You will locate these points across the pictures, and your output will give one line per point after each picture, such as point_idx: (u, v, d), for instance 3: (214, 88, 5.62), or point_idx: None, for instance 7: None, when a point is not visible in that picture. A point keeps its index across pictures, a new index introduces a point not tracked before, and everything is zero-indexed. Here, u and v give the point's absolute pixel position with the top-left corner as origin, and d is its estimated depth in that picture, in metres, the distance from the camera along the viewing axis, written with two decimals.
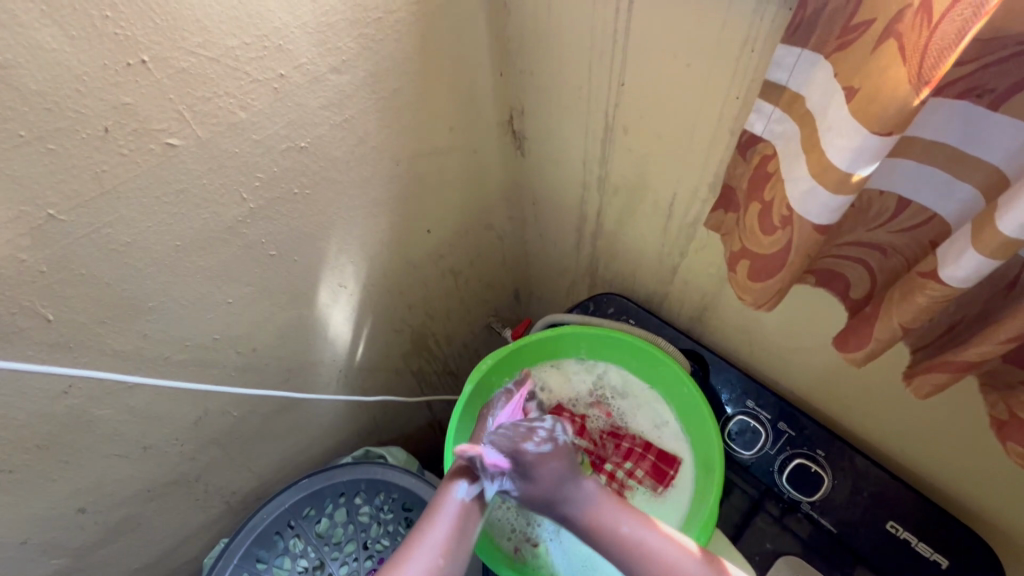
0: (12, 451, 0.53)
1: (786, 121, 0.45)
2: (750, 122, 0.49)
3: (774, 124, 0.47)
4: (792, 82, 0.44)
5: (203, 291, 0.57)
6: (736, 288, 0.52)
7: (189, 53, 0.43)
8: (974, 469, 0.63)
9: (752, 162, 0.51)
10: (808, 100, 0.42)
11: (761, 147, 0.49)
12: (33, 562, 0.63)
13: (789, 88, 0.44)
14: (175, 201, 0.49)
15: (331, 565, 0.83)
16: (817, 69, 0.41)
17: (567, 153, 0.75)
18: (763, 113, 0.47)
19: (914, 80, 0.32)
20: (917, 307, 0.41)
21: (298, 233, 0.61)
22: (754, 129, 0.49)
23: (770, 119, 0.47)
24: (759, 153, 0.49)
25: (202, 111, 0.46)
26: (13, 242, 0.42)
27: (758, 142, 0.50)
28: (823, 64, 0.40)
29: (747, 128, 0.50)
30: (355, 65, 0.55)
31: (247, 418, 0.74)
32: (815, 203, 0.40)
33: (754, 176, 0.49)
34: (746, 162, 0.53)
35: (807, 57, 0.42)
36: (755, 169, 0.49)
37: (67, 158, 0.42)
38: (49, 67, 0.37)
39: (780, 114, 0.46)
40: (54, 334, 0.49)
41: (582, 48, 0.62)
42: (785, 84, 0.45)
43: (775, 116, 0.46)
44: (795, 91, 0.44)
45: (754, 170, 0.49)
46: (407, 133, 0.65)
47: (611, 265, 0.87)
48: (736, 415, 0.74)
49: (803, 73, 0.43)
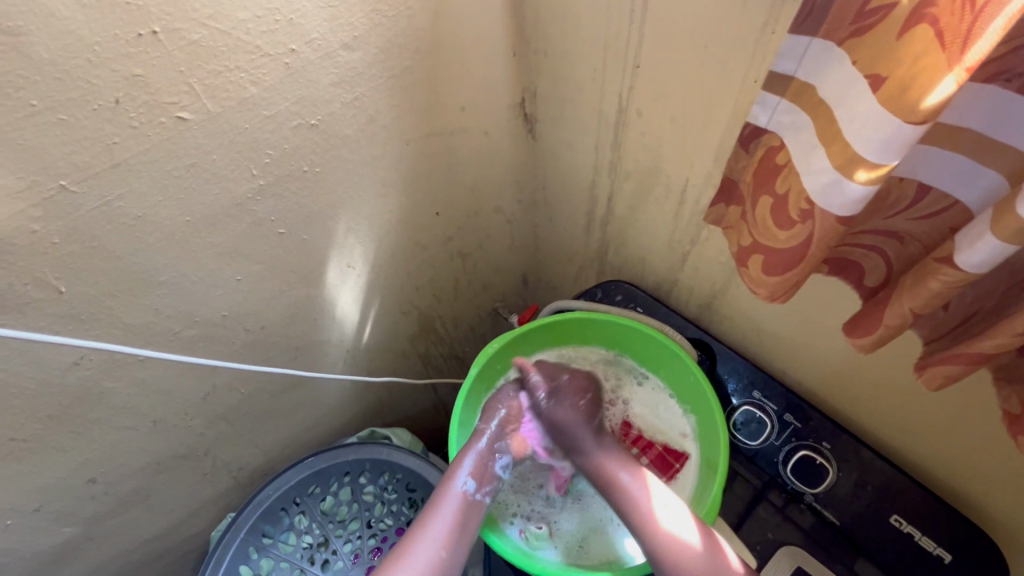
0: (25, 420, 0.54)
1: (795, 112, 0.44)
2: (754, 114, 0.48)
3: (781, 115, 0.45)
4: (800, 71, 0.43)
5: (211, 268, 0.57)
6: (749, 282, 0.52)
7: (200, 24, 0.42)
8: (980, 465, 0.63)
9: (755, 155, 0.50)
10: (821, 90, 0.40)
11: (765, 139, 0.48)
12: (46, 529, 0.64)
13: (797, 78, 0.43)
14: (185, 175, 0.49)
15: (334, 542, 0.84)
16: (831, 59, 0.39)
17: (580, 137, 0.74)
18: (768, 104, 0.46)
19: (952, 66, 0.31)
20: (928, 293, 0.41)
21: (306, 211, 0.61)
22: (758, 121, 0.48)
23: (776, 110, 0.46)
24: (763, 145, 0.48)
25: (212, 86, 0.46)
26: (26, 212, 0.43)
27: (762, 134, 0.48)
28: (838, 53, 0.38)
29: (751, 120, 0.48)
30: (367, 42, 0.54)
31: (254, 396, 0.74)
32: (840, 195, 0.39)
33: (758, 170, 0.49)
34: (747, 155, 0.52)
35: (817, 46, 0.40)
36: (760, 161, 0.48)
37: (79, 129, 0.41)
38: (60, 36, 0.37)
39: (786, 105, 0.45)
40: (65, 306, 0.49)
41: (597, 29, 0.60)
42: (793, 74, 0.43)
43: (781, 108, 0.45)
44: (804, 80, 0.42)
45: (759, 162, 0.48)
46: (418, 113, 0.64)
47: (620, 252, 0.86)
48: (742, 405, 0.74)
49: (814, 61, 0.41)
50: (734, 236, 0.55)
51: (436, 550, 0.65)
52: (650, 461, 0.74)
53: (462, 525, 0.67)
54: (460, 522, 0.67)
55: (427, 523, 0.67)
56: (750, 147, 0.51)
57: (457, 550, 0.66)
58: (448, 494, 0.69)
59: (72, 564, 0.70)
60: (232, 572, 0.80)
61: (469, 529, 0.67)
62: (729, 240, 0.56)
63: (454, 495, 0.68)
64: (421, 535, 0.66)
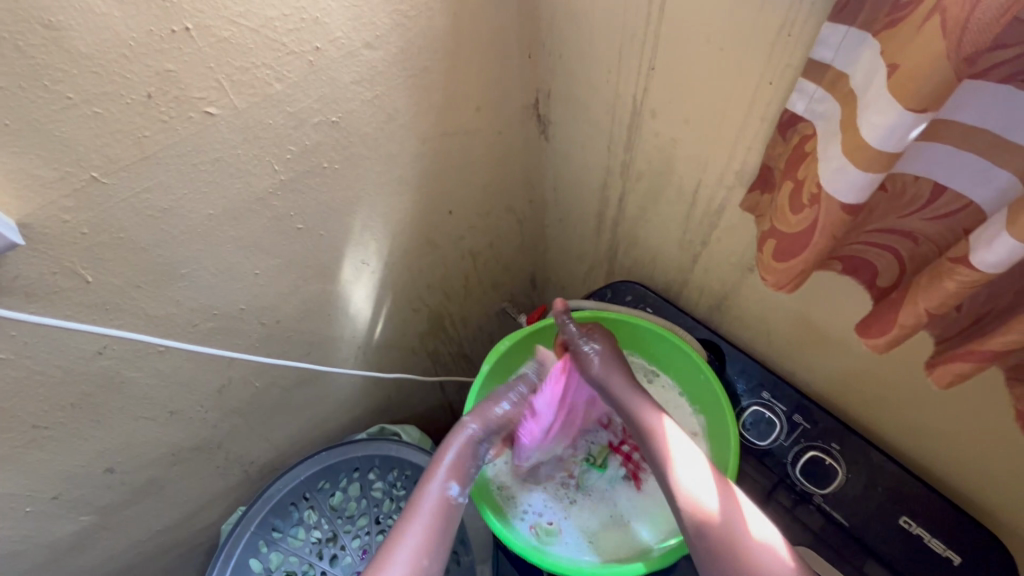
0: (48, 408, 0.55)
1: (828, 102, 0.45)
2: (790, 101, 0.49)
3: (816, 104, 0.46)
4: (837, 60, 0.43)
5: (231, 262, 0.58)
6: (761, 268, 0.53)
7: (230, 21, 0.43)
8: (989, 466, 0.63)
9: (791, 142, 0.51)
10: (853, 79, 0.41)
11: (801, 128, 0.49)
12: (63, 517, 0.65)
13: (833, 66, 0.44)
14: (210, 169, 0.50)
15: (343, 537, 0.85)
16: (865, 48, 0.40)
17: (593, 137, 0.75)
18: (805, 91, 0.47)
19: (953, 56, 0.31)
20: (944, 292, 0.41)
21: (324, 207, 0.62)
22: (794, 109, 0.49)
23: (812, 99, 0.47)
24: (798, 133, 0.49)
25: (239, 82, 0.47)
26: (58, 202, 0.44)
27: (798, 122, 0.49)
28: (869, 43, 0.39)
29: (787, 107, 0.49)
30: (388, 41, 0.55)
31: (268, 390, 0.75)
32: (844, 180, 0.40)
33: (791, 155, 0.49)
34: (785, 143, 0.53)
35: (855, 35, 0.41)
36: (794, 148, 0.49)
37: (111, 122, 0.43)
38: (98, 31, 0.38)
39: (822, 93, 0.46)
40: (91, 295, 0.50)
41: (613, 31, 0.61)
42: (829, 62, 0.44)
43: (817, 96, 0.46)
44: (840, 69, 0.43)
45: (792, 150, 0.49)
46: (435, 112, 0.66)
47: (630, 253, 0.87)
48: (751, 406, 0.74)
49: (851, 50, 0.42)
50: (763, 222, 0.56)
51: (417, 558, 0.61)
52: None
53: (443, 529, 0.64)
54: (441, 525, 0.64)
55: (405, 528, 0.63)
56: (788, 135, 0.52)
57: (438, 554, 0.63)
58: (427, 497, 0.66)
59: (87, 553, 0.71)
60: (242, 565, 0.81)
61: (446, 534, 0.64)
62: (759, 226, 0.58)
63: (435, 497, 0.66)
64: (401, 542, 0.62)
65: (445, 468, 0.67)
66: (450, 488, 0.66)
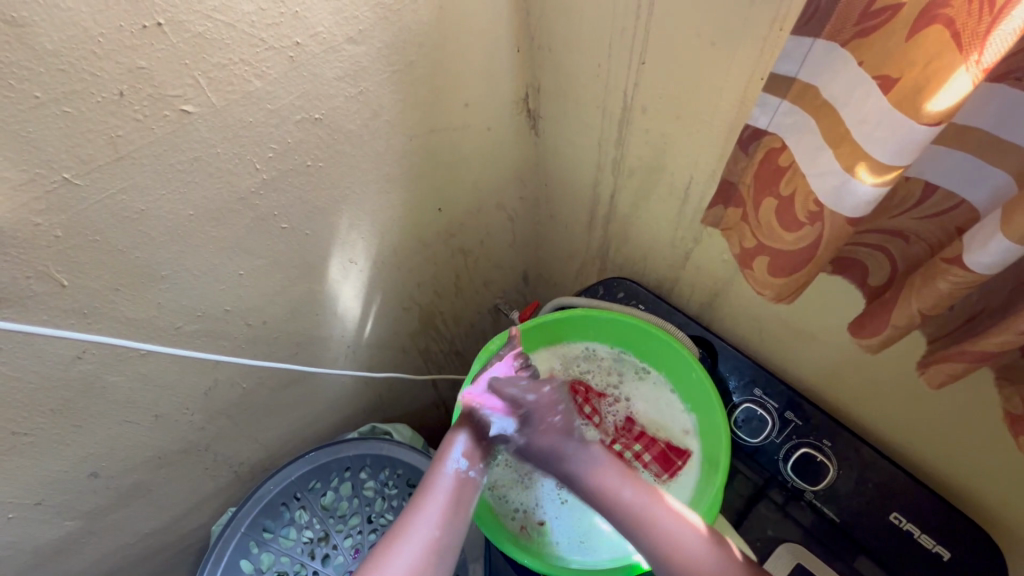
0: (27, 414, 0.54)
1: (797, 114, 0.44)
2: (754, 116, 0.48)
3: (783, 116, 0.45)
4: (801, 73, 0.42)
5: (214, 263, 0.57)
6: (755, 284, 0.52)
7: (205, 16, 0.42)
8: (980, 463, 0.63)
9: (756, 156, 0.50)
10: (825, 92, 0.40)
11: (767, 141, 0.48)
12: (47, 523, 0.64)
13: (799, 79, 0.43)
14: (188, 169, 0.49)
15: (335, 537, 0.84)
16: (835, 61, 0.39)
17: (583, 133, 0.74)
18: (769, 106, 0.46)
19: (972, 68, 0.30)
20: (937, 292, 0.41)
21: (309, 206, 0.61)
22: (758, 123, 0.48)
23: (777, 112, 0.46)
24: (765, 147, 0.48)
25: (217, 79, 0.46)
26: (28, 205, 0.42)
27: (763, 136, 0.48)
28: (844, 55, 0.38)
29: (751, 122, 0.49)
30: (371, 36, 0.54)
31: (255, 391, 0.74)
32: (851, 197, 0.39)
33: (761, 170, 0.49)
34: (748, 156, 0.52)
35: (821, 47, 0.40)
36: (761, 163, 0.49)
37: (83, 122, 0.41)
38: (65, 27, 0.37)
39: (787, 106, 0.45)
40: (67, 299, 0.49)
41: (602, 24, 0.60)
42: (795, 75, 0.43)
43: (782, 109, 0.45)
44: (806, 83, 0.42)
45: (761, 164, 0.49)
46: (422, 107, 0.64)
47: (621, 250, 0.86)
48: (743, 403, 0.74)
49: (816, 64, 0.41)
50: (737, 237, 0.55)
51: (432, 531, 0.63)
52: (652, 458, 0.74)
53: (457, 502, 0.65)
54: (455, 500, 0.65)
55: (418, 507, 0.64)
56: (750, 149, 0.51)
57: (452, 531, 0.64)
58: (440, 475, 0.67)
59: (72, 559, 0.70)
60: (233, 566, 0.80)
61: (464, 507, 0.66)
62: (731, 241, 0.57)
63: (448, 475, 0.67)
64: (415, 522, 0.63)
65: (456, 448, 0.68)
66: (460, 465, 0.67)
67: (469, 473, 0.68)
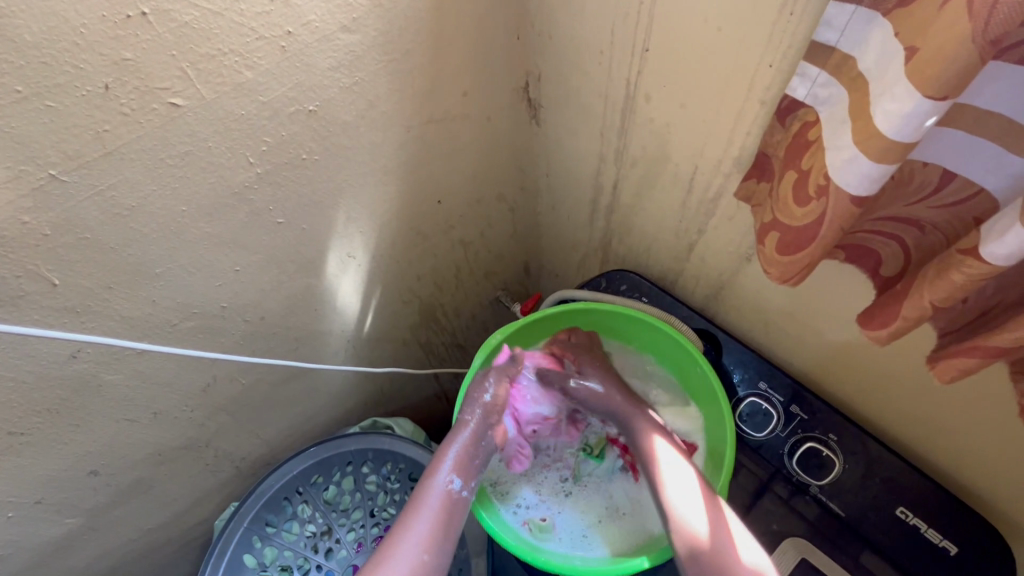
0: (24, 414, 0.53)
1: (832, 87, 0.42)
2: (793, 86, 0.46)
3: (820, 88, 0.44)
4: (842, 42, 0.41)
5: (208, 259, 0.56)
6: (763, 261, 0.51)
7: (191, 5, 0.40)
8: (991, 456, 0.61)
9: (791, 129, 0.48)
10: (862, 63, 0.39)
11: (803, 113, 0.46)
12: (48, 520, 0.64)
13: (838, 49, 0.41)
14: (179, 163, 0.48)
15: (338, 531, 0.85)
16: (873, 29, 0.38)
17: (585, 123, 0.72)
18: (808, 76, 0.44)
19: (978, 39, 0.29)
20: (951, 285, 0.39)
21: (305, 200, 0.60)
22: (796, 94, 0.46)
23: (815, 83, 0.44)
24: (799, 120, 0.47)
25: (206, 70, 0.44)
26: (15, 203, 0.41)
27: (799, 108, 0.47)
28: (882, 23, 0.36)
29: (788, 92, 0.47)
30: (366, 24, 0.52)
31: (254, 387, 0.74)
32: (854, 172, 0.38)
33: (791, 144, 0.47)
34: (784, 130, 0.50)
35: (862, 15, 0.38)
36: (794, 136, 0.47)
37: (68, 116, 0.40)
38: (45, 18, 0.36)
39: (825, 78, 0.43)
40: (59, 298, 0.48)
41: (605, 9, 0.58)
42: (835, 44, 0.41)
43: (820, 81, 0.43)
44: (845, 53, 0.41)
45: (793, 137, 0.47)
46: (420, 97, 0.62)
47: (625, 241, 0.85)
48: (748, 396, 0.73)
49: (857, 32, 0.39)
50: (761, 212, 0.54)
51: (419, 554, 0.60)
52: None
53: (447, 523, 0.63)
54: (444, 520, 0.63)
55: (409, 524, 0.62)
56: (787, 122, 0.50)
57: (442, 549, 0.62)
58: (430, 492, 0.65)
59: (76, 555, 0.70)
60: (237, 561, 0.80)
61: (454, 527, 0.64)
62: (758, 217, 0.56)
63: (439, 492, 0.65)
64: (406, 536, 0.61)
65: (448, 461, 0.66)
66: (451, 482, 0.65)
67: (460, 492, 0.66)
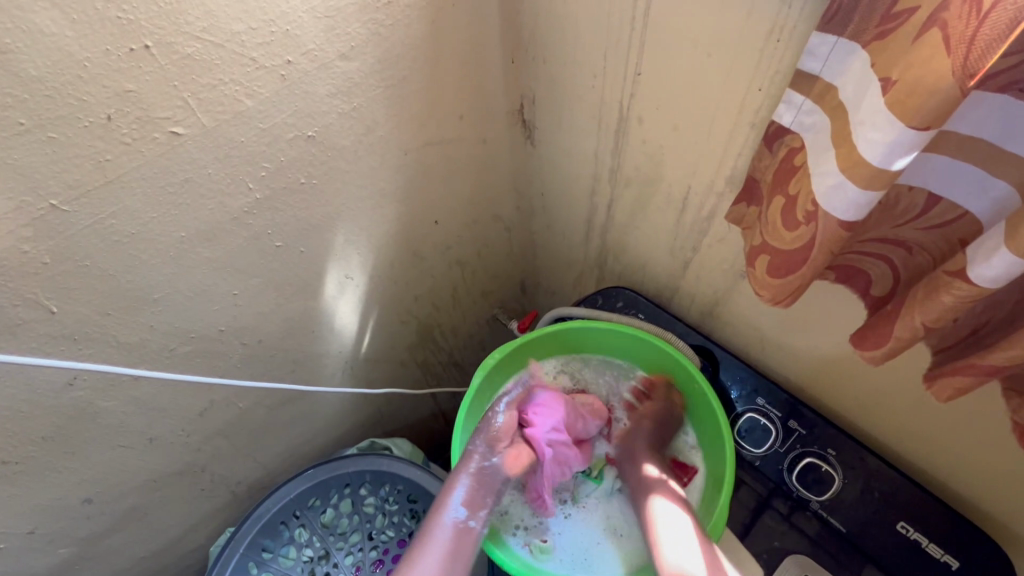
0: (19, 442, 0.52)
1: (815, 114, 0.43)
2: (778, 113, 0.47)
3: (804, 115, 0.45)
4: (825, 72, 0.42)
5: (206, 284, 0.56)
6: (754, 284, 0.52)
7: (193, 37, 0.41)
8: (987, 469, 0.62)
9: (777, 155, 0.50)
10: (841, 92, 0.40)
11: (788, 140, 0.47)
12: (41, 550, 0.62)
13: (821, 78, 0.43)
14: (179, 190, 0.48)
15: (336, 555, 0.82)
16: (853, 60, 0.39)
17: (578, 144, 0.73)
18: (793, 103, 0.46)
19: (959, 72, 0.30)
20: (941, 306, 0.40)
21: (302, 223, 0.60)
22: (782, 120, 0.48)
23: (800, 110, 0.45)
24: (785, 145, 0.48)
25: (206, 99, 0.45)
26: (15, 232, 0.41)
27: (785, 134, 0.48)
28: (860, 54, 0.38)
29: (775, 119, 0.48)
30: (364, 52, 0.53)
31: (252, 410, 0.73)
32: (842, 199, 0.39)
33: (778, 169, 0.48)
34: (772, 155, 0.51)
35: (843, 46, 0.40)
36: (780, 161, 0.48)
37: (69, 147, 0.40)
38: (49, 52, 0.36)
39: (809, 105, 0.44)
40: (57, 325, 0.48)
41: (598, 35, 0.60)
42: (818, 73, 0.43)
43: (804, 108, 0.45)
44: (827, 82, 0.42)
45: (780, 162, 0.48)
46: (416, 121, 0.63)
47: (620, 259, 0.85)
48: (746, 412, 0.73)
49: (837, 63, 0.41)
50: (751, 236, 0.55)
51: None
52: None
53: (457, 557, 0.63)
54: (452, 555, 0.63)
55: (419, 552, 0.63)
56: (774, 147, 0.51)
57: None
58: (439, 524, 0.66)
59: None
60: None
61: (464, 558, 0.64)
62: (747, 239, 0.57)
63: (448, 523, 0.65)
64: (414, 570, 0.62)
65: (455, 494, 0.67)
66: (458, 514, 0.66)
67: (467, 521, 0.66)
